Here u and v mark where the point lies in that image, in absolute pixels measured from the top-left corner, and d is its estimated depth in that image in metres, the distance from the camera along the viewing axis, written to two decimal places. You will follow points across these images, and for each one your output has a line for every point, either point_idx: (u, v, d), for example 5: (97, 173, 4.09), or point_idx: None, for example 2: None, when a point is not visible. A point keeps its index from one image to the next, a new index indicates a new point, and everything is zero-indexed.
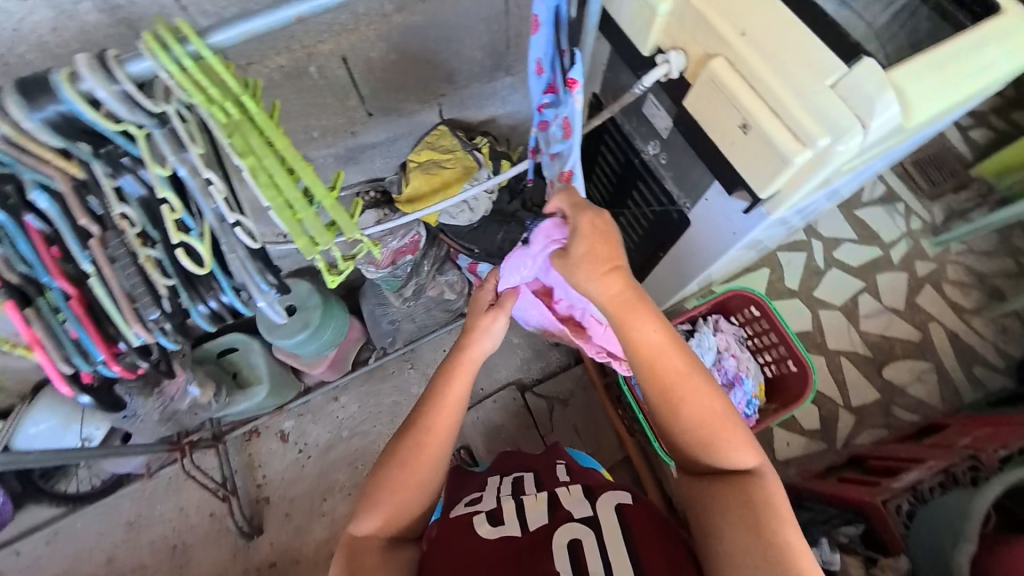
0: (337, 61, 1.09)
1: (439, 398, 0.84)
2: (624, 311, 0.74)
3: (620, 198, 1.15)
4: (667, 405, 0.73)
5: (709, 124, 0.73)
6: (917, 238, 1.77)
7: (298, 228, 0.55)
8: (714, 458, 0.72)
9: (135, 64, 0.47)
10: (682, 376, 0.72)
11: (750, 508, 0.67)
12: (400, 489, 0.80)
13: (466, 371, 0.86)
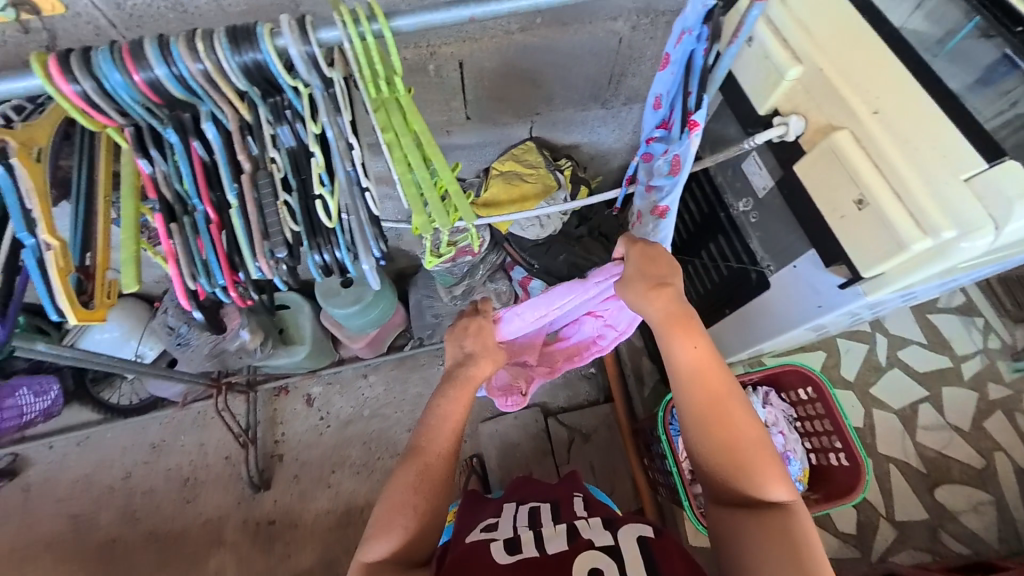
0: (453, 66, 1.14)
1: (443, 413, 0.90)
2: (664, 325, 0.77)
3: (694, 247, 1.15)
4: (697, 420, 0.73)
5: (821, 192, 0.72)
6: (994, 357, 1.65)
7: (420, 205, 0.59)
8: (743, 484, 0.69)
9: (326, 32, 0.52)
10: (717, 393, 0.72)
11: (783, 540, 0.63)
12: (403, 508, 0.81)
13: (468, 389, 0.93)
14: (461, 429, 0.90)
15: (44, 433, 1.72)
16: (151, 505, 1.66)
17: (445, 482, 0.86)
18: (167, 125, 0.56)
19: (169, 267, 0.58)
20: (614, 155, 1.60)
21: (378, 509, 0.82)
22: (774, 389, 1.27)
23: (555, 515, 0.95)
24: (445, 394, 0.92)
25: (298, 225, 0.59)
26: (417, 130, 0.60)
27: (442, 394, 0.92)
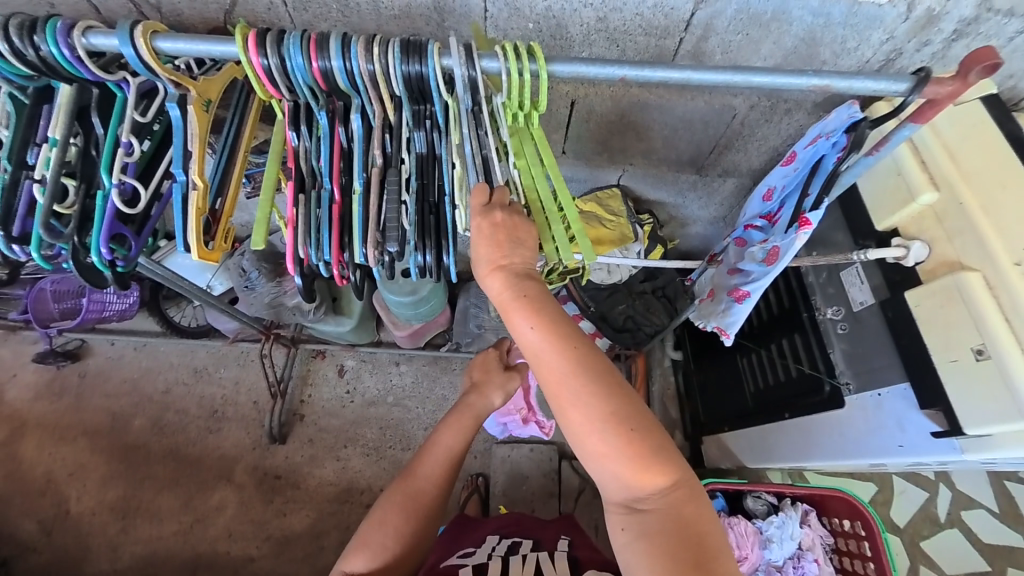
0: (563, 102, 1.17)
1: (437, 439, 0.92)
2: (509, 311, 0.58)
3: (763, 337, 1.11)
4: (564, 426, 0.58)
5: (931, 326, 0.67)
6: None
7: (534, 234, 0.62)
8: (626, 487, 0.57)
9: (489, 61, 0.56)
10: (578, 396, 0.55)
11: (672, 547, 0.55)
12: (387, 526, 0.85)
13: (463, 423, 0.95)
14: (455, 460, 0.93)
15: (112, 330, 1.90)
16: (179, 424, 1.78)
17: (427, 513, 0.88)
18: (320, 107, 0.59)
19: (287, 234, 0.62)
20: (695, 221, 1.57)
21: (362, 524, 0.86)
22: (816, 509, 1.17)
23: (533, 547, 0.94)
24: (442, 424, 0.94)
25: (410, 224, 0.62)
26: (544, 161, 0.63)
27: (442, 427, 0.93)
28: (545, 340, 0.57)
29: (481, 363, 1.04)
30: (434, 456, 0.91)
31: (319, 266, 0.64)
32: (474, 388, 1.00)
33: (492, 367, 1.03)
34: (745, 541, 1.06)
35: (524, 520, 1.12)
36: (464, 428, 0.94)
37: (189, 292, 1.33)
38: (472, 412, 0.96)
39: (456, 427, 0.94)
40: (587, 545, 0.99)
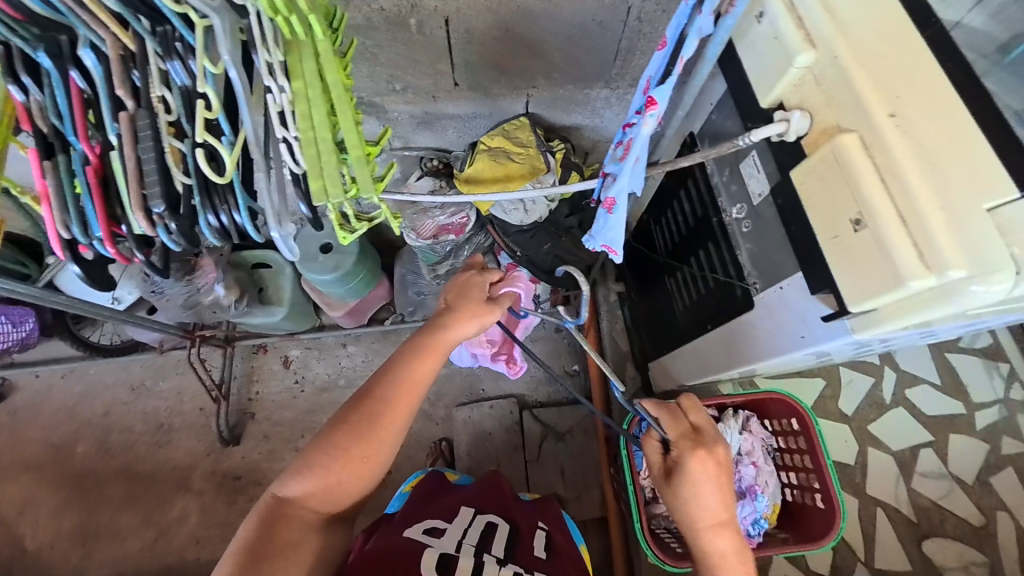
0: (437, 26, 1.02)
1: (407, 372, 0.78)
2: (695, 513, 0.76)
3: (684, 252, 1.05)
4: None
5: (815, 206, 0.61)
6: (1014, 409, 1.49)
7: (318, 169, 0.53)
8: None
9: None
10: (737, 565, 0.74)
11: None
12: (338, 455, 0.72)
13: (436, 355, 0.81)
14: (420, 394, 0.80)
15: (33, 361, 1.77)
16: (126, 443, 1.70)
17: (375, 455, 0.75)
18: (38, 48, 0.49)
19: (42, 209, 0.53)
20: None
21: (304, 449, 0.74)
22: (757, 415, 1.17)
23: (508, 549, 0.83)
24: (413, 351, 0.79)
25: (190, 177, 0.52)
26: (330, 73, 0.54)
27: (411, 355, 0.78)
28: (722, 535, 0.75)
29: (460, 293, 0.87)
30: (400, 387, 0.77)
31: (90, 244, 0.55)
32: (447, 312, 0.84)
33: (473, 295, 0.85)
34: None
35: (504, 487, 0.99)
36: (437, 360, 0.81)
37: (99, 317, 1.19)
38: (445, 342, 0.81)
39: (430, 363, 0.79)
40: (565, 555, 0.88)
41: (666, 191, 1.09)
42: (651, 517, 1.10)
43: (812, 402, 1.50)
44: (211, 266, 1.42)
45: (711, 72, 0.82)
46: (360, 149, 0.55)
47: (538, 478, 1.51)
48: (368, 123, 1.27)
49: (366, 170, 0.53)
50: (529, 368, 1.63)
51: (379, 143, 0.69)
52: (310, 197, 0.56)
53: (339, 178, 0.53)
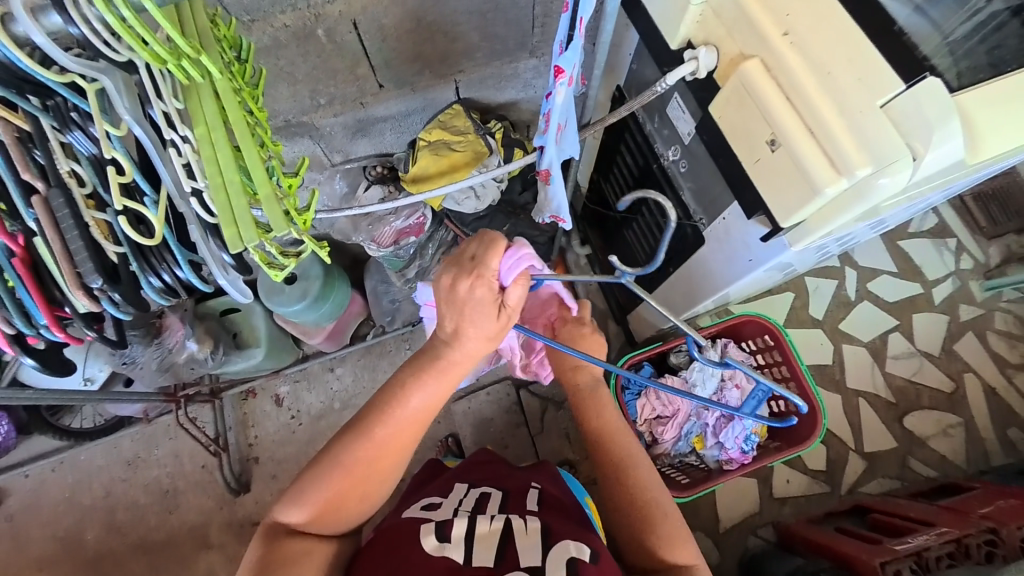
0: (346, 30, 0.98)
1: (406, 398, 0.73)
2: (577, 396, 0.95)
3: (635, 204, 1.08)
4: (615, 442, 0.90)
5: (736, 136, 0.64)
6: (965, 278, 1.61)
7: (229, 215, 0.51)
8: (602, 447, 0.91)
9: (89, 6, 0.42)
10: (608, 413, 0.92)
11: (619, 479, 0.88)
12: (338, 476, 0.73)
13: (447, 380, 0.74)
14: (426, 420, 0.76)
15: (17, 463, 1.70)
16: (134, 519, 1.66)
17: (385, 472, 0.75)
18: None
19: None
20: None
21: (311, 473, 0.74)
22: (734, 340, 1.23)
23: (501, 505, 0.84)
24: (418, 375, 0.73)
25: (121, 245, 0.51)
26: (232, 108, 0.53)
27: (417, 382, 0.73)
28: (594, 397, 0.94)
29: (454, 300, 0.67)
30: (407, 413, 0.73)
31: (38, 333, 0.55)
32: (450, 335, 0.71)
33: (477, 309, 0.67)
34: (674, 396, 1.13)
35: (495, 462, 1.04)
36: (450, 384, 0.74)
37: (78, 402, 1.16)
38: (458, 365, 0.73)
39: (441, 388, 0.74)
40: (558, 503, 0.90)
41: (607, 148, 1.10)
42: (655, 458, 1.16)
43: (786, 316, 1.58)
44: (177, 324, 1.40)
45: (624, 23, 0.82)
46: (272, 183, 0.53)
47: (548, 448, 1.56)
48: (300, 143, 1.23)
49: (278, 208, 0.52)
50: None
51: (300, 172, 0.67)
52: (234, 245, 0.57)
53: (252, 220, 0.51)
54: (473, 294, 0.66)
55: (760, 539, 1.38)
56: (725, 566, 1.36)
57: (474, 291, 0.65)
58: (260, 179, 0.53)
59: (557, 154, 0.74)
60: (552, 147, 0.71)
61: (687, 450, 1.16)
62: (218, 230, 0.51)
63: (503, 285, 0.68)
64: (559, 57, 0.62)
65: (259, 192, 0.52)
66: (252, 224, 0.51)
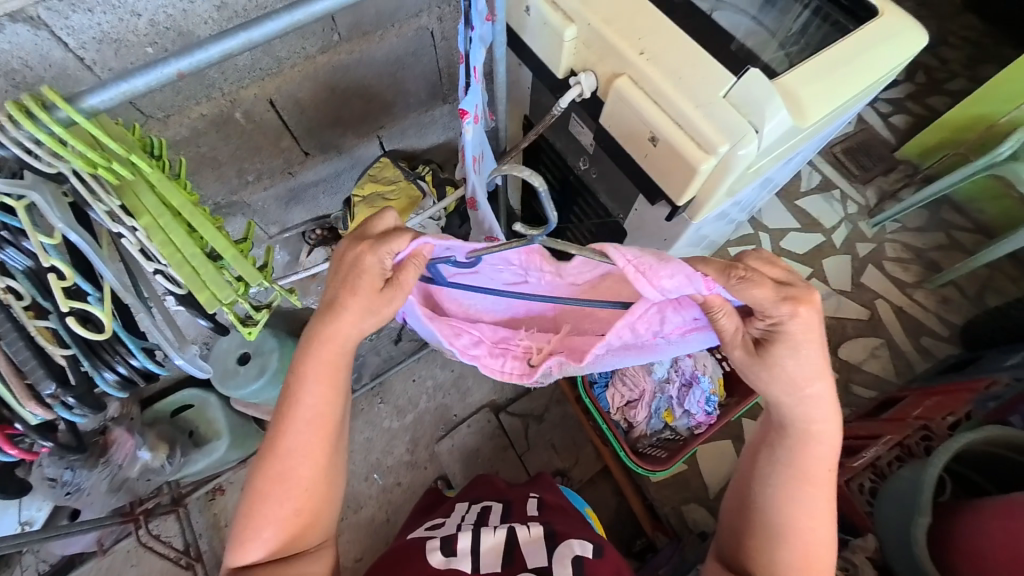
0: (263, 109, 1.03)
1: (297, 403, 0.72)
2: (808, 432, 0.69)
3: (564, 213, 1.18)
4: (811, 491, 0.71)
5: (625, 138, 0.76)
6: (855, 221, 1.87)
7: (200, 282, 0.54)
8: (798, 490, 0.71)
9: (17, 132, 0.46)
10: (823, 466, 0.71)
11: (789, 534, 0.71)
12: (273, 500, 0.72)
13: (332, 375, 0.72)
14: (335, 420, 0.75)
15: None
16: None
17: (315, 483, 0.74)
18: None
19: None
20: None
21: (245, 511, 0.73)
22: None
23: (504, 515, 0.87)
24: (299, 381, 0.72)
25: (69, 347, 0.51)
26: (168, 193, 0.55)
27: (299, 384, 0.71)
28: (828, 447, 0.70)
29: (347, 281, 0.68)
30: (303, 420, 0.72)
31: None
32: (326, 310, 0.69)
33: (360, 286, 0.67)
34: (637, 378, 1.20)
35: (493, 479, 1.07)
36: (332, 375, 0.72)
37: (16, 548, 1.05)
38: (332, 351, 0.71)
39: (326, 387, 0.72)
40: (559, 507, 0.93)
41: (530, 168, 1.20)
42: (635, 442, 1.21)
43: None
44: (124, 436, 1.29)
45: (515, 63, 0.93)
46: (231, 249, 0.56)
47: (538, 463, 1.58)
48: (233, 223, 1.23)
49: (247, 265, 0.55)
50: (490, 372, 1.70)
51: (249, 236, 0.70)
52: (204, 311, 0.60)
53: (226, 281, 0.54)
54: (363, 262, 0.66)
55: None
56: None
57: (363, 264, 0.66)
58: (221, 247, 0.55)
59: (479, 182, 0.82)
60: (473, 178, 0.79)
61: (661, 425, 1.20)
62: (198, 298, 0.53)
63: (397, 261, 0.68)
64: (463, 100, 0.70)
65: (225, 255, 0.55)
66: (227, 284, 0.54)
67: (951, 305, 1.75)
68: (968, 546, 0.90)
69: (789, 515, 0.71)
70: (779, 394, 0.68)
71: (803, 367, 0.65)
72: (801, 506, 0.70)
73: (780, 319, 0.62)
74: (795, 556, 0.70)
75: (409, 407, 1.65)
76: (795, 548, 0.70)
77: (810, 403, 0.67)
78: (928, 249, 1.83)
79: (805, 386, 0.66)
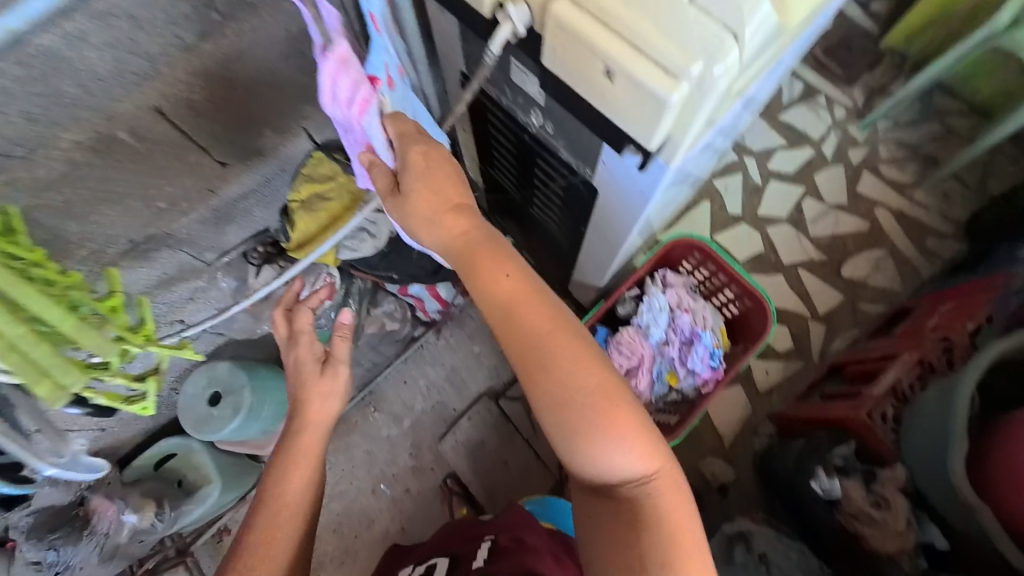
0: (154, 123, 0.87)
1: (288, 462, 0.86)
2: (473, 256, 0.66)
3: (526, 179, 1.04)
4: (518, 309, 0.64)
5: (574, 77, 0.61)
6: (844, 126, 1.72)
7: (37, 371, 0.57)
8: (506, 311, 0.64)
9: None
10: (513, 279, 0.65)
11: (528, 364, 0.62)
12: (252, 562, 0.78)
13: (313, 435, 0.89)
14: (312, 478, 0.87)
15: None
16: None
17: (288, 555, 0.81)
18: None
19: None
20: None
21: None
22: (670, 268, 1.19)
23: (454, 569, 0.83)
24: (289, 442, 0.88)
25: None
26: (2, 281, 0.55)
27: (290, 445, 0.87)
28: (513, 276, 0.66)
29: (297, 375, 0.93)
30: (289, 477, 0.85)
31: None
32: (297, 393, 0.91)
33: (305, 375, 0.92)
34: (633, 344, 1.08)
35: (461, 524, 1.01)
36: (315, 444, 0.89)
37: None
38: (314, 424, 0.89)
39: (308, 448, 0.88)
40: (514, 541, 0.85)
41: (478, 133, 1.04)
42: None
43: (709, 223, 1.64)
44: (104, 502, 1.21)
45: (433, 7, 0.75)
46: (71, 329, 0.59)
47: (545, 443, 1.55)
48: (161, 258, 1.08)
49: (80, 343, 0.60)
50: (483, 359, 1.65)
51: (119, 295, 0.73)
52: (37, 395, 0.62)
53: (64, 365, 0.58)
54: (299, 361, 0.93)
55: (763, 437, 1.38)
56: (744, 475, 1.35)
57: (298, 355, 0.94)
58: (63, 326, 0.58)
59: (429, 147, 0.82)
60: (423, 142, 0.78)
61: (665, 390, 1.11)
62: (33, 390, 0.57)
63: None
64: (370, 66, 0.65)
65: (68, 335, 0.59)
66: (67, 368, 0.59)
67: (953, 200, 1.65)
68: (1006, 464, 0.84)
69: (516, 338, 0.64)
70: (427, 228, 0.67)
71: (422, 182, 0.66)
72: (524, 333, 0.63)
73: (404, 149, 0.67)
74: (550, 390, 0.61)
75: (405, 412, 1.60)
76: (534, 373, 0.62)
77: (448, 232, 0.67)
78: (923, 143, 1.71)
79: (433, 211, 0.66)
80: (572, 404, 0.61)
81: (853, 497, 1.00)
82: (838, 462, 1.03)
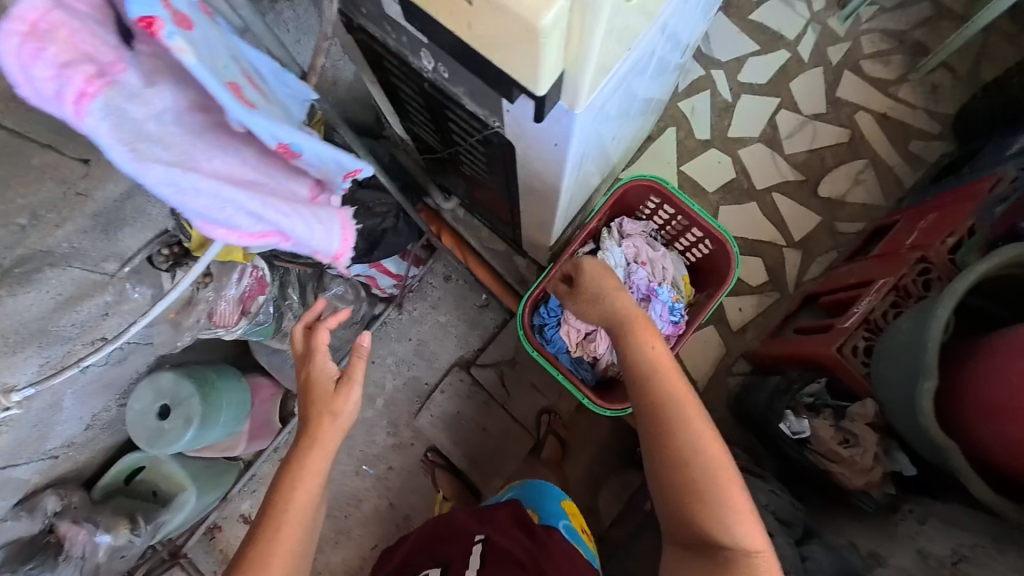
0: None
1: (294, 474, 0.76)
2: (628, 338, 0.77)
3: (445, 136, 0.89)
4: (662, 393, 0.73)
5: (426, 2, 0.46)
6: (822, 20, 1.51)
7: None
8: (656, 388, 0.73)
9: None
10: (662, 362, 0.75)
11: (664, 447, 0.70)
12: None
13: (322, 444, 0.77)
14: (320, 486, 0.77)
15: None
16: None
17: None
18: None
19: None
20: None
21: None
22: (628, 216, 1.09)
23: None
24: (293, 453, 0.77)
25: None
26: None
27: (296, 457, 0.76)
28: (659, 354, 0.75)
29: (305, 392, 0.80)
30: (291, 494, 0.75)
31: None
32: (305, 389, 0.81)
33: (316, 389, 0.79)
34: None
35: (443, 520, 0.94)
36: (321, 461, 0.77)
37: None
38: (326, 438, 0.78)
39: (315, 466, 0.77)
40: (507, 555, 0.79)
41: (383, 84, 0.88)
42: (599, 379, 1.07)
43: (676, 152, 1.48)
44: (72, 527, 1.19)
45: None
46: None
47: (522, 406, 1.53)
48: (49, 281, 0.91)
49: None
50: (450, 328, 1.57)
51: None
52: None
53: None
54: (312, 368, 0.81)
55: (737, 375, 1.35)
56: (721, 415, 1.33)
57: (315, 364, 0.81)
58: None
59: (284, 115, 0.55)
60: (269, 107, 0.51)
61: None
62: None
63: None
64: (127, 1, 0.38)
65: None
66: None
67: (941, 94, 1.48)
68: (986, 398, 0.77)
69: (656, 420, 0.72)
70: (593, 309, 0.81)
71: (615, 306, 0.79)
72: (673, 399, 0.72)
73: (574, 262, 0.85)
74: (682, 477, 0.68)
75: (377, 393, 1.55)
76: (673, 462, 0.69)
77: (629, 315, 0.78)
78: (912, 29, 1.50)
79: (613, 300, 0.79)
80: (701, 490, 0.67)
81: (822, 436, 0.97)
82: (808, 400, 1.03)
